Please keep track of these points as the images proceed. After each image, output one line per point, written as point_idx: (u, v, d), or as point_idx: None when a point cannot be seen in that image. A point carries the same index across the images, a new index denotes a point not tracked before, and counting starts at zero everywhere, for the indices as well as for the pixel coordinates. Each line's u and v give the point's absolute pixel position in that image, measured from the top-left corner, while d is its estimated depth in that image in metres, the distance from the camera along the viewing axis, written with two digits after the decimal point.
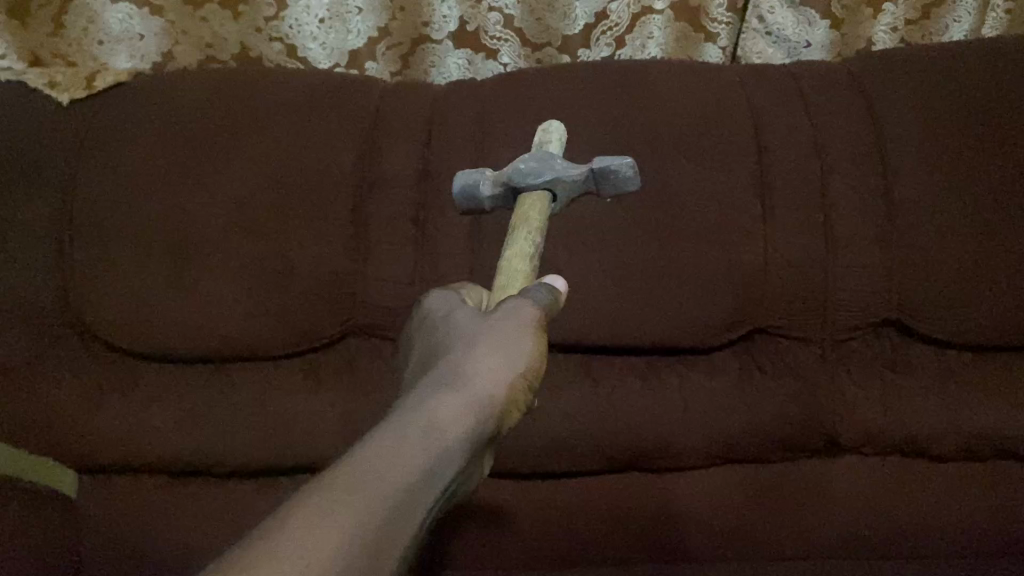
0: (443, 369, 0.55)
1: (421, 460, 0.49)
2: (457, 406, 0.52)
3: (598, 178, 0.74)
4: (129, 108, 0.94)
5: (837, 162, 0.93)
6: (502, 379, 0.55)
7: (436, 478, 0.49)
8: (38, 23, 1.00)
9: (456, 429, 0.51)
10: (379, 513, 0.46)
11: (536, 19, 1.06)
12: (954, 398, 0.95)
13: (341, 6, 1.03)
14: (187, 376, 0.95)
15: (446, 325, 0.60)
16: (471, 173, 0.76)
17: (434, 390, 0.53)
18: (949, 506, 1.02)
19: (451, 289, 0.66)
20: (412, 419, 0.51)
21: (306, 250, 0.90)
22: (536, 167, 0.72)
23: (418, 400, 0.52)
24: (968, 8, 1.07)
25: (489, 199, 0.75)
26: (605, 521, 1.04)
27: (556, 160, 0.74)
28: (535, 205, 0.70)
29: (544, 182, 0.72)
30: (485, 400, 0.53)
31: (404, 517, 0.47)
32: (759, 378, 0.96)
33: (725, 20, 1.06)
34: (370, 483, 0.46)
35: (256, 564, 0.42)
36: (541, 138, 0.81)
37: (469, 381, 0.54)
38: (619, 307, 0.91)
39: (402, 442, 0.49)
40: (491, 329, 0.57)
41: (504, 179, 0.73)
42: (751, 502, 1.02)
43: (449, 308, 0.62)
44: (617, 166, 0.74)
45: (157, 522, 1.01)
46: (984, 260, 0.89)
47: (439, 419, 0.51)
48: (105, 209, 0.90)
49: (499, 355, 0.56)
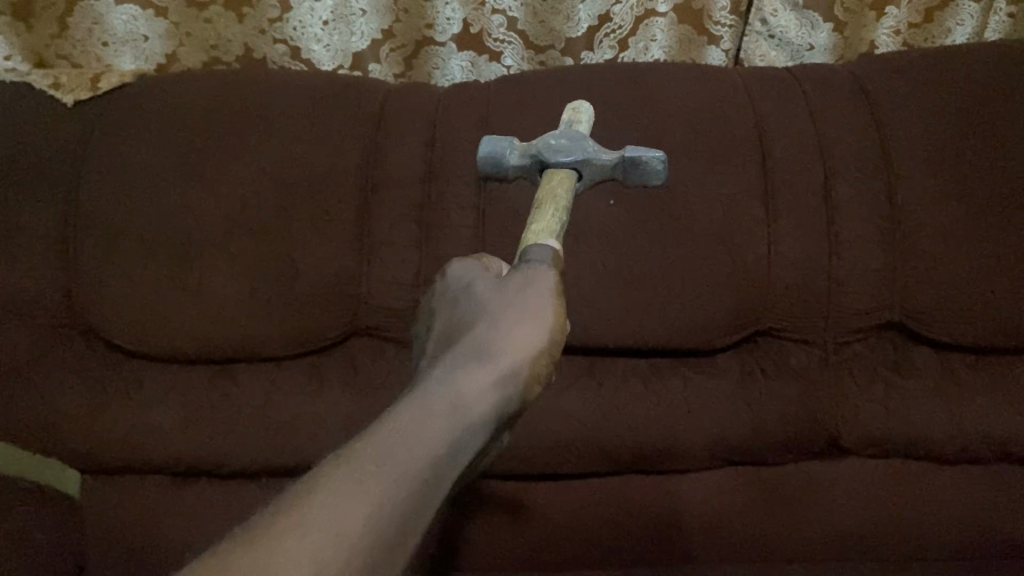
0: (468, 343, 0.55)
1: (447, 437, 0.49)
2: (482, 382, 0.52)
3: (626, 168, 0.75)
4: (133, 108, 0.94)
5: (840, 163, 0.93)
6: (528, 354, 0.54)
7: (460, 455, 0.50)
8: (42, 24, 1.01)
9: (481, 406, 0.51)
10: (406, 490, 0.46)
11: (539, 22, 1.07)
12: (956, 400, 0.95)
13: (346, 7, 1.04)
14: (190, 377, 0.95)
15: (467, 297, 0.60)
16: (501, 139, 0.77)
17: (458, 365, 0.53)
18: (951, 508, 1.02)
19: (472, 256, 0.64)
20: (438, 396, 0.51)
21: (310, 250, 0.90)
22: (567, 145, 0.74)
23: (443, 376, 0.52)
24: (970, 11, 1.08)
25: (514, 168, 0.77)
26: (607, 522, 1.04)
27: (587, 142, 0.75)
28: (562, 183, 0.72)
29: (573, 161, 0.74)
30: (510, 375, 0.53)
31: (429, 493, 0.47)
32: (761, 380, 0.96)
33: (728, 22, 1.08)
34: (397, 460, 0.47)
35: (282, 538, 0.43)
36: (571, 116, 0.81)
37: (494, 356, 0.54)
38: (623, 309, 0.91)
39: (426, 420, 0.49)
40: (515, 302, 0.57)
41: (533, 152, 0.75)
42: (753, 503, 1.03)
43: (470, 277, 0.61)
44: (648, 159, 0.75)
45: (160, 523, 1.01)
46: (985, 263, 0.90)
47: (464, 397, 0.51)
48: (109, 209, 0.90)
49: (524, 329, 0.55)
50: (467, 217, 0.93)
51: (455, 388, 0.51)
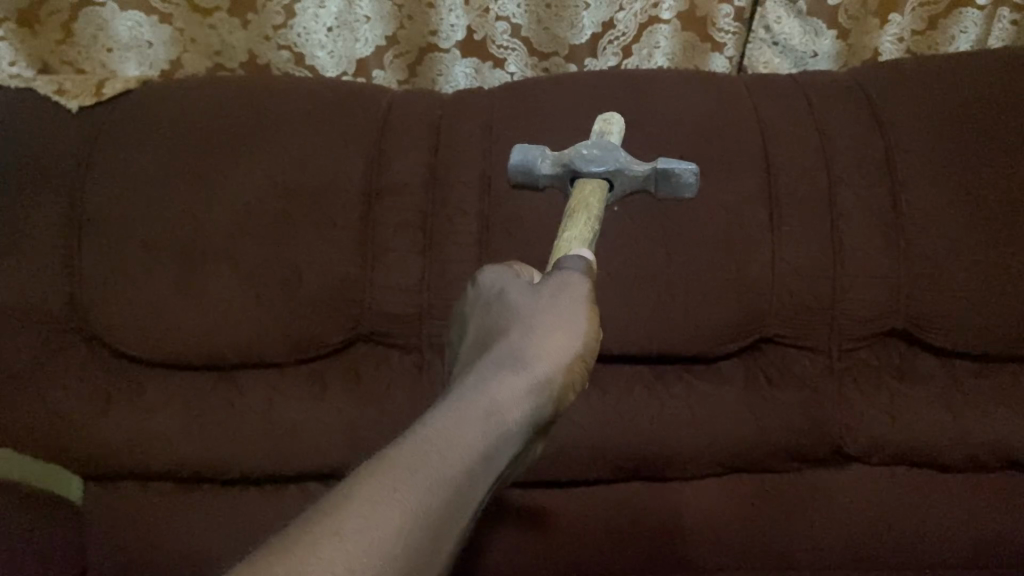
0: (501, 349, 0.55)
1: (481, 442, 0.49)
2: (517, 388, 0.52)
3: (658, 179, 0.74)
4: (138, 114, 0.94)
5: (845, 171, 0.93)
6: (561, 361, 0.55)
7: (494, 462, 0.50)
8: (46, 30, 1.01)
9: (515, 412, 0.52)
10: (442, 495, 0.46)
11: (543, 29, 1.07)
12: (961, 408, 0.95)
13: (350, 14, 1.04)
14: (193, 384, 0.95)
15: (500, 305, 0.60)
16: (533, 149, 0.77)
17: (493, 371, 0.54)
18: (958, 516, 1.02)
19: (503, 265, 0.65)
20: (472, 402, 0.51)
21: (315, 257, 0.90)
22: (599, 155, 0.74)
23: (476, 382, 0.53)
24: (973, 19, 1.08)
25: (546, 177, 0.76)
26: (612, 530, 1.04)
27: (619, 152, 0.75)
28: (594, 192, 0.73)
29: (605, 171, 0.74)
30: (544, 382, 0.54)
31: (463, 499, 0.48)
32: (766, 387, 0.96)
33: (731, 29, 1.07)
34: (431, 464, 0.47)
35: (319, 535, 0.43)
36: (601, 127, 0.81)
37: (528, 363, 0.54)
38: (627, 315, 0.91)
39: (462, 424, 0.50)
40: (549, 310, 0.57)
41: (565, 160, 0.74)
42: (758, 511, 1.02)
43: (502, 286, 0.62)
44: (680, 171, 0.74)
45: (160, 531, 1.00)
46: (990, 270, 0.90)
47: (498, 403, 0.51)
48: (114, 215, 0.90)
49: (557, 336, 0.56)
50: (470, 224, 0.94)
51: (489, 393, 0.52)
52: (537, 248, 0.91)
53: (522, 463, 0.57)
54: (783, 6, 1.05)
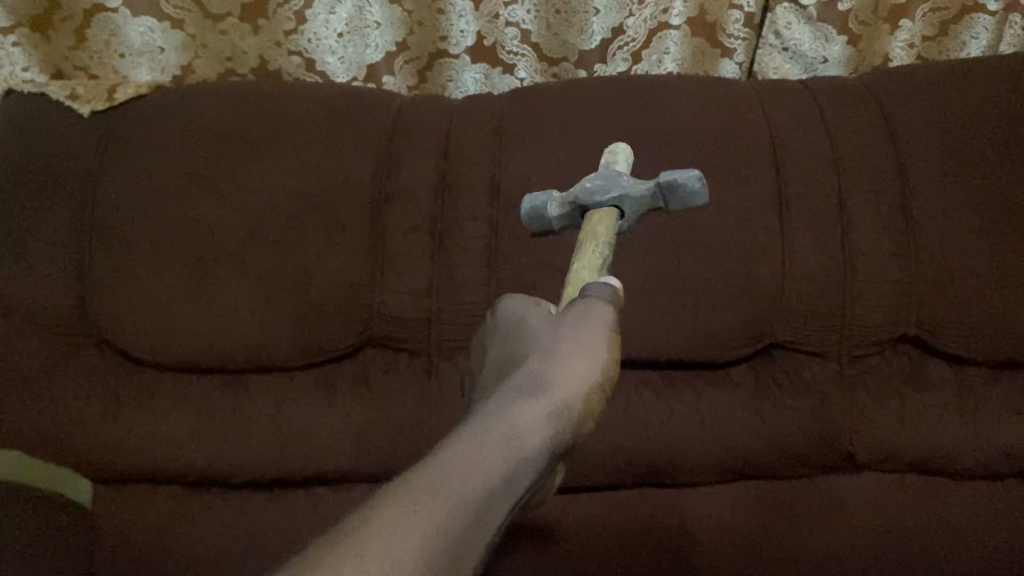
0: (522, 376, 0.55)
1: (501, 467, 0.49)
2: (537, 415, 0.52)
3: (665, 194, 0.73)
4: (150, 119, 0.94)
5: (856, 178, 0.92)
6: (581, 387, 0.55)
7: (513, 487, 0.50)
8: (60, 36, 1.02)
9: (535, 438, 0.51)
10: (459, 520, 0.46)
11: (552, 34, 1.07)
12: (971, 415, 0.94)
13: (361, 20, 1.04)
14: (202, 388, 0.95)
15: (521, 333, 0.60)
16: (540, 195, 0.78)
17: (514, 397, 0.53)
18: (970, 524, 1.00)
19: (524, 294, 0.65)
20: (493, 427, 0.51)
21: (325, 261, 0.91)
22: (603, 184, 0.74)
23: (497, 408, 0.53)
24: (985, 24, 1.08)
25: (558, 219, 0.77)
26: (621, 536, 1.03)
27: (623, 178, 0.74)
28: (602, 221, 0.71)
29: (610, 200, 0.73)
30: (564, 409, 0.53)
31: (480, 523, 0.47)
32: (775, 394, 0.95)
33: (741, 35, 1.08)
34: (451, 488, 0.47)
35: (338, 557, 0.43)
36: (608, 158, 0.80)
37: (549, 389, 0.54)
38: (636, 322, 0.91)
39: (482, 449, 0.49)
40: (569, 336, 0.57)
41: (571, 199, 0.75)
42: (769, 517, 1.01)
43: (523, 314, 0.62)
44: (683, 180, 0.72)
45: (168, 536, 1.00)
46: (1000, 277, 0.89)
47: (518, 427, 0.51)
48: (126, 218, 0.90)
49: (578, 362, 0.56)
50: (479, 228, 0.94)
51: (509, 419, 0.51)
52: (546, 254, 0.92)
53: (544, 488, 0.57)
54: (794, 12, 1.05)
